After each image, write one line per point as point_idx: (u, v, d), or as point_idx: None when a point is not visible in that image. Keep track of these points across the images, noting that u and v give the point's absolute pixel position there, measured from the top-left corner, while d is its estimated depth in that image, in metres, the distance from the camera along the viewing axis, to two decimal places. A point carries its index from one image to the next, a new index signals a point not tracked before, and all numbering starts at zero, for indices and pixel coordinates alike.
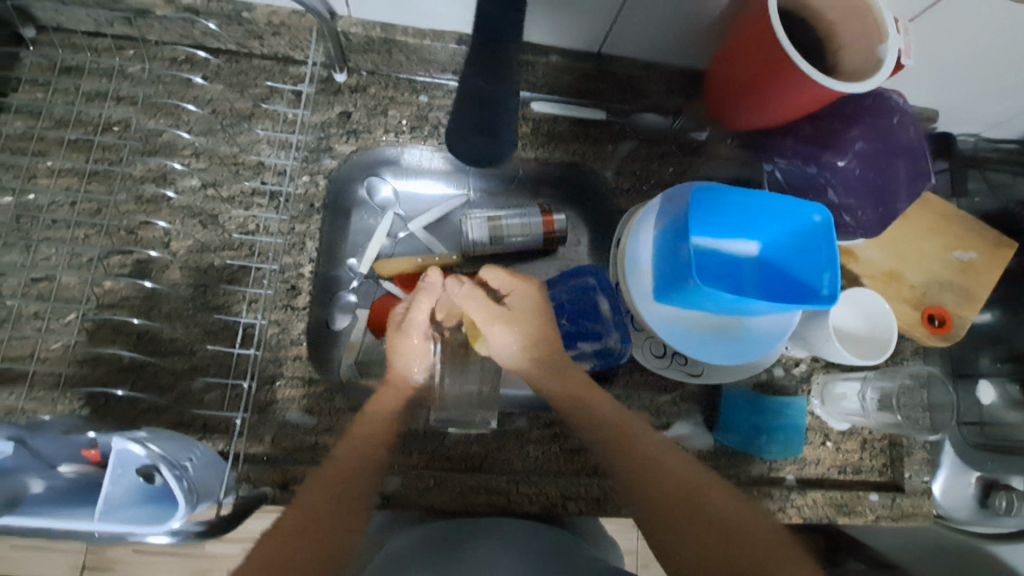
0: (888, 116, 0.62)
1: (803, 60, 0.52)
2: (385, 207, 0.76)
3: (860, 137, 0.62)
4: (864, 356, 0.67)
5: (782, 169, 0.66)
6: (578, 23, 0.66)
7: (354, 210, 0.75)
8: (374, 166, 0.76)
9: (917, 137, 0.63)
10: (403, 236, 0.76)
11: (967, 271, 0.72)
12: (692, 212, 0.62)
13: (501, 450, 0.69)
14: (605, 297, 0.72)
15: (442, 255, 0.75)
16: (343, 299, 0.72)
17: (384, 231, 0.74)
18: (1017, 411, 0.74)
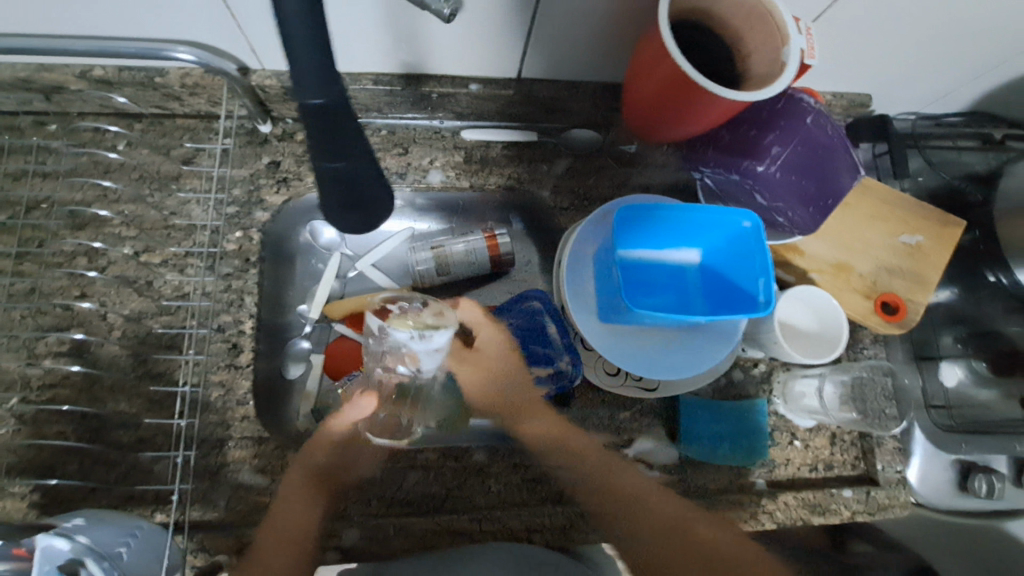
0: (802, 118, 0.65)
1: (698, 74, 0.53)
2: (332, 249, 0.77)
3: (777, 142, 0.65)
4: (818, 354, 0.65)
5: (710, 176, 0.69)
6: (492, 54, 0.65)
7: (297, 257, 0.75)
8: (313, 211, 0.75)
9: (835, 133, 0.66)
10: (352, 275, 0.76)
11: (915, 254, 0.71)
12: (619, 232, 0.61)
13: (462, 487, 0.67)
14: (552, 320, 0.71)
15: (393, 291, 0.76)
16: (296, 347, 0.73)
17: (333, 273, 0.75)
18: (988, 390, 0.74)
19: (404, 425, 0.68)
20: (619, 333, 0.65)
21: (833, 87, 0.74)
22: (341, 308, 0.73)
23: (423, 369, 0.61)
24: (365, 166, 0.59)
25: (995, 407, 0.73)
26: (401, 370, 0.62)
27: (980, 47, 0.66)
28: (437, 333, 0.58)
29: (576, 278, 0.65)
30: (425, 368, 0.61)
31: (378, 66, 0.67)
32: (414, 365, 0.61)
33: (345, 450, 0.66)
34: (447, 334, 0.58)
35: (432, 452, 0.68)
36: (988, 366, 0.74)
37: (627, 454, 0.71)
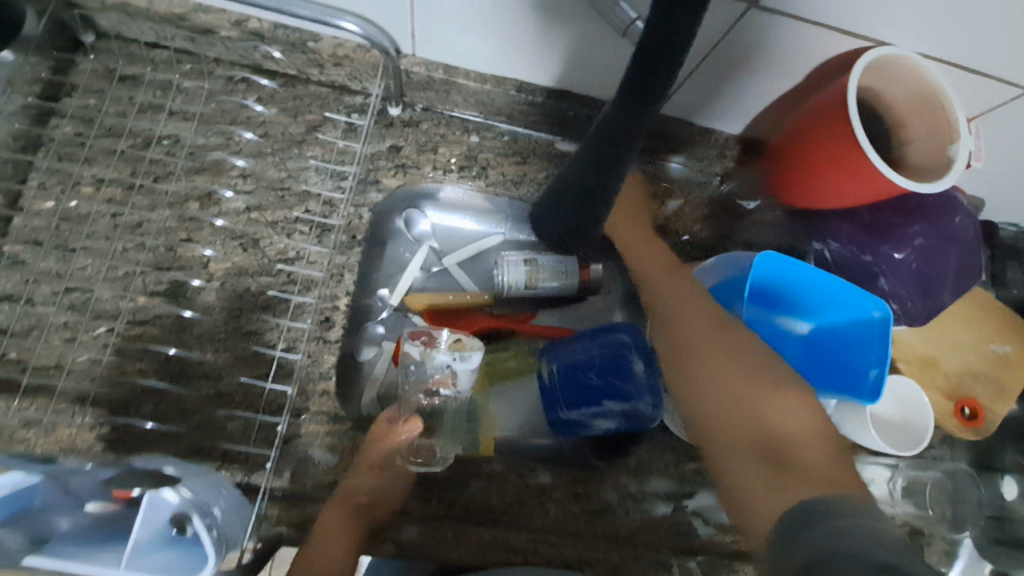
0: (950, 217, 0.65)
1: (875, 154, 0.54)
2: (421, 240, 0.75)
3: (921, 234, 0.64)
4: (897, 443, 0.66)
5: (832, 250, 0.66)
6: None
7: (389, 240, 0.74)
8: (415, 199, 0.75)
9: (972, 232, 0.67)
10: (436, 270, 0.75)
11: (1002, 364, 0.72)
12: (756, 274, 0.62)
13: (521, 505, 0.67)
14: (640, 359, 0.70)
15: (474, 294, 0.74)
16: (371, 331, 0.71)
17: (418, 265, 0.74)
18: None
19: (440, 455, 0.65)
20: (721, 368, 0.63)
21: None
22: (424, 302, 0.73)
23: (462, 391, 0.62)
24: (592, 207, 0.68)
25: None
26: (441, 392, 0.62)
27: None
28: (473, 357, 0.59)
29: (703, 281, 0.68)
30: (461, 389, 0.62)
31: (530, 75, 0.69)
32: (450, 387, 0.61)
33: (382, 474, 0.62)
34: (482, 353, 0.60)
35: (499, 465, 0.69)
36: None
37: (687, 505, 0.69)
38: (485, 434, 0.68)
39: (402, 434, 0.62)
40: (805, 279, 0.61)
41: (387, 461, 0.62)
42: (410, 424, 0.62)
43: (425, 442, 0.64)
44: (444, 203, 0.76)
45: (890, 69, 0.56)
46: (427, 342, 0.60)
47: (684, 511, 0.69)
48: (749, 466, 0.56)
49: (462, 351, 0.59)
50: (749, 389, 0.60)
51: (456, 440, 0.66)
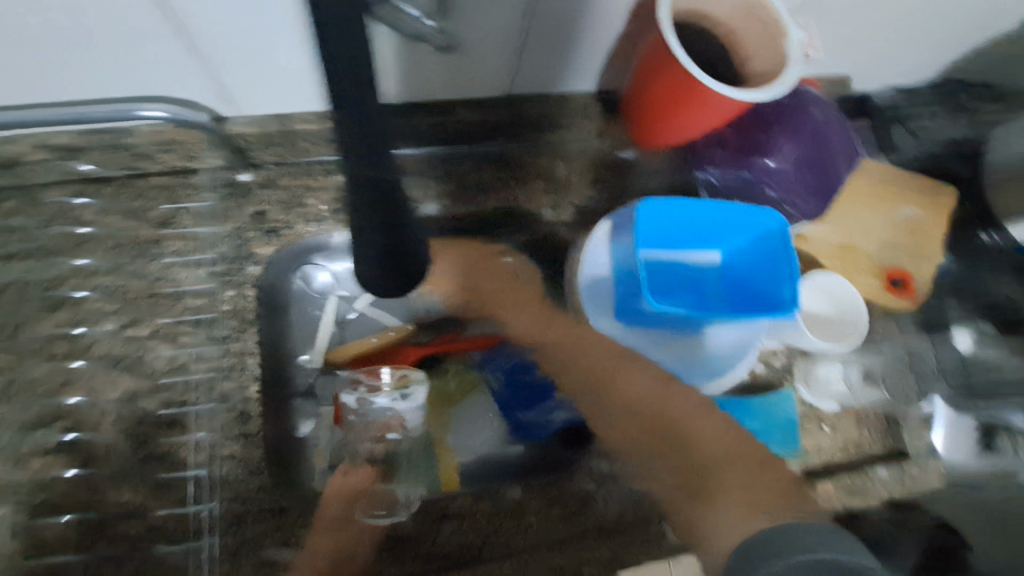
0: (806, 112, 0.68)
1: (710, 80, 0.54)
2: (327, 291, 0.71)
3: (785, 137, 0.68)
4: (837, 338, 0.66)
5: (717, 176, 0.69)
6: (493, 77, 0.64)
7: (293, 304, 0.70)
8: (305, 254, 0.71)
9: (834, 122, 0.71)
10: (352, 317, 0.71)
11: (915, 228, 0.73)
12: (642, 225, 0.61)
13: (500, 531, 0.65)
14: (574, 338, 0.70)
15: (397, 329, 0.71)
16: (301, 405, 0.67)
17: (332, 318, 0.70)
18: (986, 346, 0.75)
19: (403, 499, 0.64)
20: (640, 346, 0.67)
21: (813, 73, 0.75)
22: (345, 355, 0.69)
23: (411, 429, 0.66)
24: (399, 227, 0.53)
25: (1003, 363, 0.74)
26: (390, 437, 0.65)
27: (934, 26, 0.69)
28: (416, 388, 0.65)
29: (588, 281, 0.66)
30: (412, 427, 0.66)
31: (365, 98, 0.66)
32: (401, 427, 0.66)
33: (346, 530, 0.62)
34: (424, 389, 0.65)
35: (466, 497, 0.66)
36: (989, 326, 0.76)
37: None
38: (444, 471, 0.67)
39: (355, 480, 0.64)
40: (679, 222, 0.60)
41: (349, 518, 0.62)
42: (363, 474, 0.65)
43: (387, 488, 0.64)
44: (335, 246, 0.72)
45: None
46: (370, 386, 0.65)
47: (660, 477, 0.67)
48: (679, 493, 0.59)
49: (404, 388, 0.65)
50: (665, 424, 0.62)
51: (416, 479, 0.66)
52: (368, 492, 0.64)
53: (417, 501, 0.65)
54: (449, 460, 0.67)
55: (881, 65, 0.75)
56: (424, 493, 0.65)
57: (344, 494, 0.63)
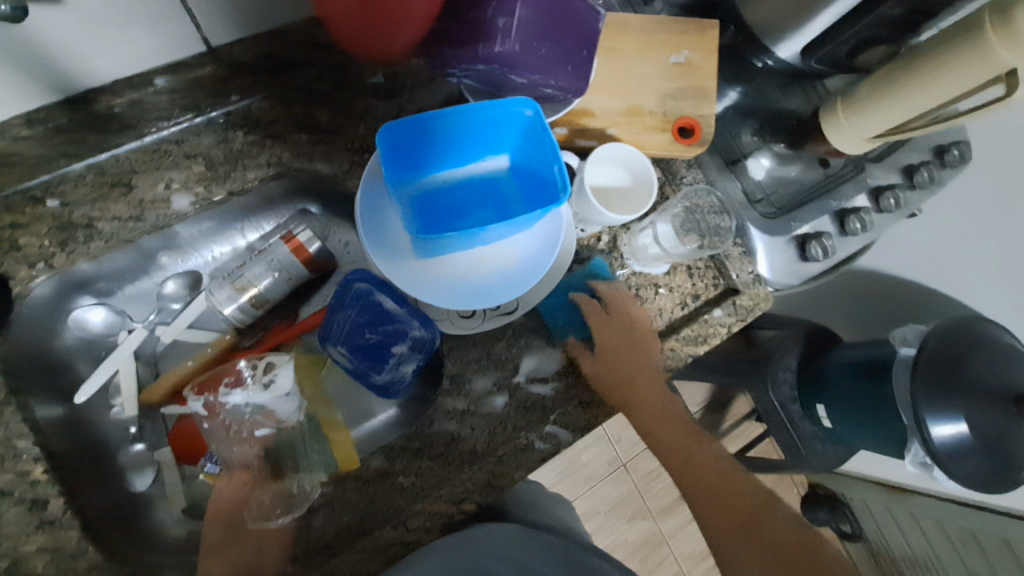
0: None
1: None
2: (112, 329, 0.68)
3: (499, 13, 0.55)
4: (639, 205, 0.67)
5: (464, 75, 0.61)
6: (166, 24, 0.53)
7: (76, 359, 0.66)
8: (66, 300, 0.64)
9: None
10: (162, 348, 0.70)
11: (688, 71, 0.72)
12: (399, 154, 0.56)
13: (374, 498, 0.63)
14: (386, 293, 0.66)
15: (213, 343, 0.70)
16: (130, 454, 0.66)
17: (126, 356, 0.67)
18: (790, 164, 0.80)
19: (297, 490, 0.61)
20: (456, 277, 0.61)
21: None
22: (159, 390, 0.67)
23: (283, 418, 0.64)
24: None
25: (807, 177, 0.80)
26: (261, 433, 0.63)
27: None
28: (279, 377, 0.62)
29: (373, 232, 0.60)
30: (286, 418, 0.64)
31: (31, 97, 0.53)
32: (273, 420, 0.63)
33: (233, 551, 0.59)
34: (288, 375, 0.62)
35: (327, 485, 0.63)
36: (786, 145, 0.79)
37: (519, 382, 0.69)
38: (339, 451, 0.64)
39: (235, 487, 0.62)
40: (436, 138, 0.56)
41: (243, 527, 0.60)
42: (240, 479, 0.63)
43: (282, 485, 0.62)
44: (104, 279, 0.66)
45: None
46: (228, 382, 0.62)
47: (513, 390, 0.69)
48: None
49: (265, 376, 0.62)
50: None
51: (314, 466, 0.63)
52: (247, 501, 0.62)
53: (315, 488, 0.62)
54: (342, 440, 0.65)
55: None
56: (325, 478, 0.63)
57: (229, 504, 0.62)
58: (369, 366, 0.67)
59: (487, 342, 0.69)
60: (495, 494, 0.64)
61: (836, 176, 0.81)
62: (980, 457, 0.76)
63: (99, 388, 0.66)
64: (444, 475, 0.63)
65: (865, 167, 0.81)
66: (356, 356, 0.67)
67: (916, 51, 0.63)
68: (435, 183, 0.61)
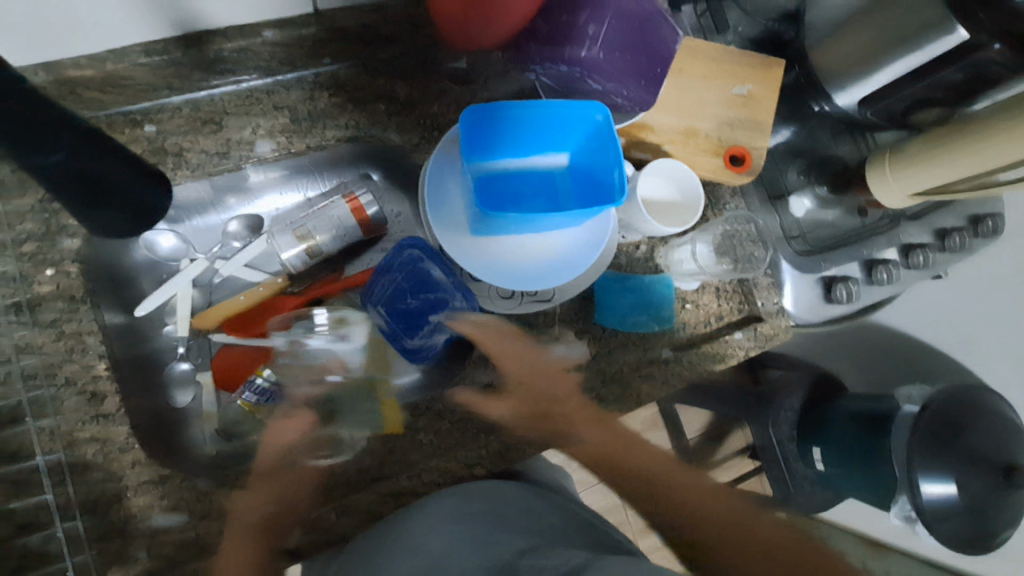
0: None
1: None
2: (176, 255, 0.71)
3: (589, 20, 0.60)
4: (683, 219, 0.70)
5: (544, 74, 0.66)
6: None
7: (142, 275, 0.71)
8: None
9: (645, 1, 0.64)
10: (219, 281, 0.73)
11: (749, 103, 0.75)
12: (472, 135, 0.60)
13: (394, 450, 0.67)
14: (434, 263, 0.69)
15: (266, 283, 0.73)
16: (176, 372, 0.69)
17: (186, 283, 0.70)
18: (829, 207, 0.84)
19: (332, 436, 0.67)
20: (502, 258, 0.65)
21: None
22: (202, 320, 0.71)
23: (352, 369, 0.69)
24: (123, 171, 0.56)
25: (844, 223, 0.83)
26: (332, 379, 0.68)
27: None
28: (353, 330, 0.69)
29: (435, 201, 0.65)
30: (353, 369, 0.69)
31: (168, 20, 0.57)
32: (342, 368, 0.68)
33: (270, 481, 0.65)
34: (362, 330, 0.69)
35: (352, 430, 0.68)
36: (829, 189, 0.83)
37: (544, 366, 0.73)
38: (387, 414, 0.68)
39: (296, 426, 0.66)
40: (510, 128, 0.61)
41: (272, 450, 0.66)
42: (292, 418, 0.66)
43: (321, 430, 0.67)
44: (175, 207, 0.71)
45: None
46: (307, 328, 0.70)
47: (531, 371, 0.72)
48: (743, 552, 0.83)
49: (343, 328, 0.69)
50: None
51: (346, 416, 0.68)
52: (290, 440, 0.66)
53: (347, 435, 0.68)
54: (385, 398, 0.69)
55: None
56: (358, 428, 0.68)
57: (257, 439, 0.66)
58: (413, 323, 0.70)
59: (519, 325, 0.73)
60: (506, 463, 0.70)
61: (871, 227, 0.83)
62: (962, 519, 0.78)
63: (158, 305, 0.70)
64: (462, 442, 0.68)
65: (901, 223, 0.84)
66: (393, 314, 0.70)
67: (972, 119, 0.65)
68: (497, 168, 0.65)
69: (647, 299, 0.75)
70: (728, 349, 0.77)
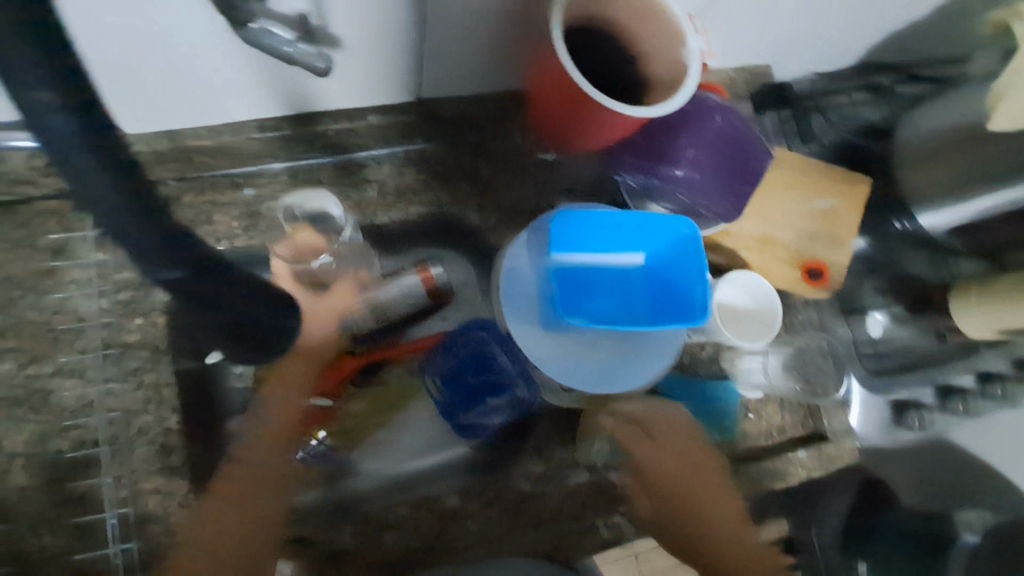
0: (710, 116, 0.63)
1: (591, 88, 0.51)
2: None
3: (690, 144, 0.62)
4: (758, 332, 0.68)
5: (630, 180, 0.67)
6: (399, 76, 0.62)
7: None
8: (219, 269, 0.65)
9: (742, 125, 0.65)
10: None
11: (830, 217, 0.74)
12: (559, 233, 0.62)
13: (441, 534, 0.68)
14: (503, 351, 0.69)
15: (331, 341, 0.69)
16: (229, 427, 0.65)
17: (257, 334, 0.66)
18: (906, 327, 0.80)
19: (382, 511, 0.67)
20: (568, 354, 0.65)
21: (718, 71, 0.77)
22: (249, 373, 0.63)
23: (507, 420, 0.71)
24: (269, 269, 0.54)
25: (921, 345, 0.79)
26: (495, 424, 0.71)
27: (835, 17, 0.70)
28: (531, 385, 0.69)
29: (511, 292, 0.65)
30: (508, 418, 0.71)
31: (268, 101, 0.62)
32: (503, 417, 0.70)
33: (316, 556, 0.64)
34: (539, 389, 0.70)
35: (404, 507, 0.68)
36: (905, 308, 0.80)
37: (599, 465, 0.72)
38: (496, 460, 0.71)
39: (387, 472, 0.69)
40: (595, 231, 0.62)
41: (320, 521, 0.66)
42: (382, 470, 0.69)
43: (370, 510, 0.67)
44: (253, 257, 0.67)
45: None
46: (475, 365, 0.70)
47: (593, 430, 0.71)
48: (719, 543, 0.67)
49: (521, 387, 0.69)
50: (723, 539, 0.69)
51: (399, 495, 0.69)
52: (350, 517, 0.67)
53: (397, 512, 0.68)
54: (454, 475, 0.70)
55: (812, 45, 0.76)
56: (408, 504, 0.68)
57: (306, 507, 0.66)
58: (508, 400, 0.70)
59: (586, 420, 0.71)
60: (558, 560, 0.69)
61: (949, 352, 0.79)
62: None
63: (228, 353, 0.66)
64: (510, 532, 0.69)
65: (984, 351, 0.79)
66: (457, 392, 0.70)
67: None
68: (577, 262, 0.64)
69: (708, 404, 0.74)
70: (791, 468, 0.74)
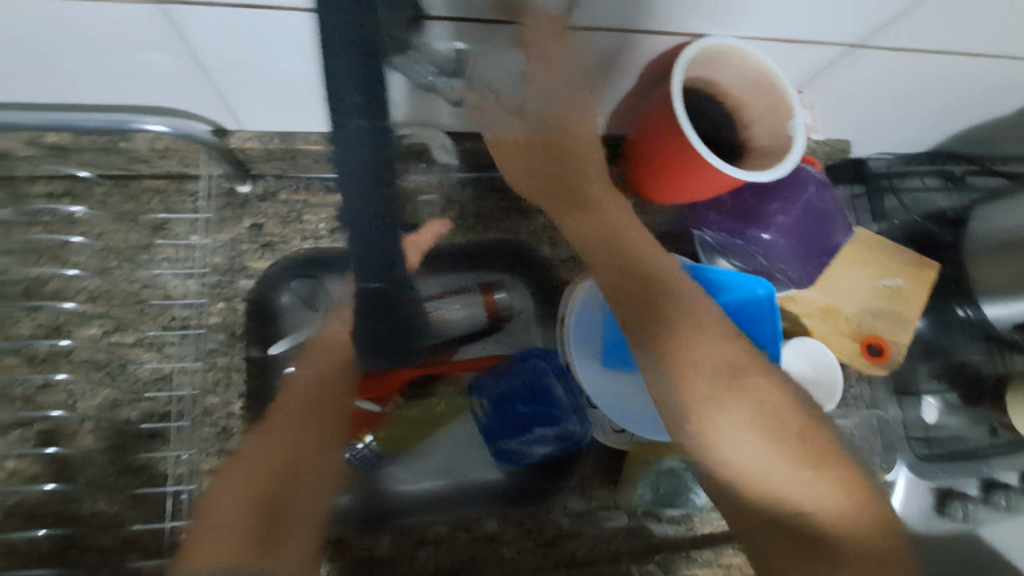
0: (805, 186, 0.68)
1: (710, 153, 0.55)
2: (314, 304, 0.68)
3: (780, 211, 0.68)
4: (818, 399, 0.69)
5: (710, 234, 0.71)
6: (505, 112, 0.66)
7: None
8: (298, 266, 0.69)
9: (831, 200, 0.71)
10: None
11: (895, 296, 0.75)
12: None
13: (475, 558, 0.68)
14: (558, 381, 0.71)
15: None
16: None
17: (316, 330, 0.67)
18: (958, 416, 0.79)
19: (420, 525, 0.68)
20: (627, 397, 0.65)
21: None
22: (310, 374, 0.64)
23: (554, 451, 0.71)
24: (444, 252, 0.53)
25: (972, 438, 0.78)
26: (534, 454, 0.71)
27: (921, 108, 0.73)
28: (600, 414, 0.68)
29: (580, 335, 0.65)
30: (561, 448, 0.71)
31: None
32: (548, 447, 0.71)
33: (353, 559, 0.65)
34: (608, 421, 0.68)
35: (443, 525, 0.68)
36: (959, 397, 0.79)
37: (638, 511, 0.72)
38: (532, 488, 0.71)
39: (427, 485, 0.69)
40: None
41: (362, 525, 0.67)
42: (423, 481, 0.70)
43: (409, 521, 0.68)
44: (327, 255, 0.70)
45: (711, 63, 0.55)
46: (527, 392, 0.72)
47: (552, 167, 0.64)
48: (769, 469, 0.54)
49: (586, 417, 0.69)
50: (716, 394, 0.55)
51: (438, 511, 0.69)
52: (390, 526, 0.68)
53: (435, 529, 0.68)
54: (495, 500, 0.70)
55: (893, 129, 0.78)
56: (447, 522, 0.69)
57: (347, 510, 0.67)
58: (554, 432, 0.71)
59: (631, 467, 0.70)
60: None
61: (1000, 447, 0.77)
62: None
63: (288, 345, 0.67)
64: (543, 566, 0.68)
65: None
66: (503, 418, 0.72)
67: None
68: None
69: None
70: None
